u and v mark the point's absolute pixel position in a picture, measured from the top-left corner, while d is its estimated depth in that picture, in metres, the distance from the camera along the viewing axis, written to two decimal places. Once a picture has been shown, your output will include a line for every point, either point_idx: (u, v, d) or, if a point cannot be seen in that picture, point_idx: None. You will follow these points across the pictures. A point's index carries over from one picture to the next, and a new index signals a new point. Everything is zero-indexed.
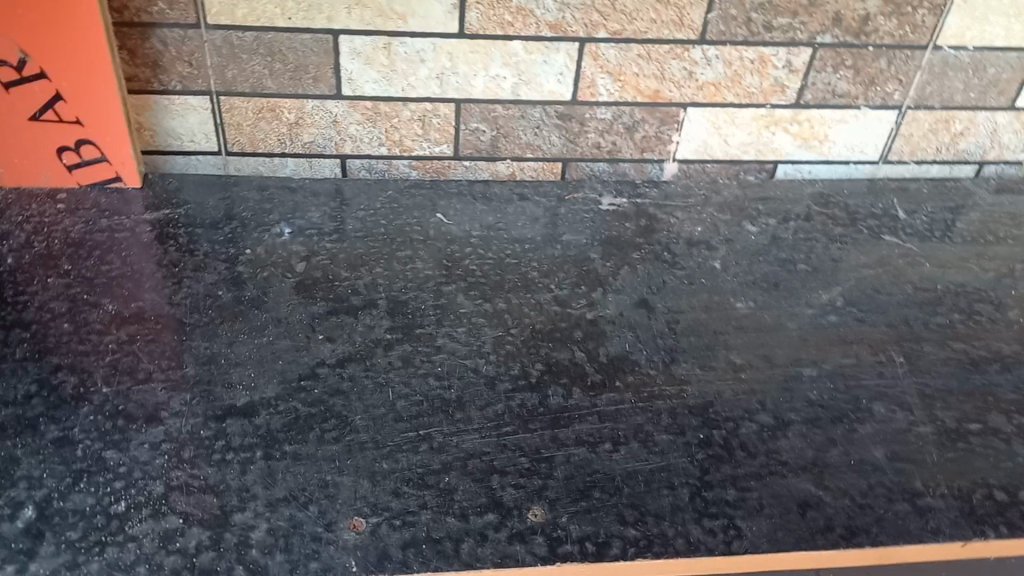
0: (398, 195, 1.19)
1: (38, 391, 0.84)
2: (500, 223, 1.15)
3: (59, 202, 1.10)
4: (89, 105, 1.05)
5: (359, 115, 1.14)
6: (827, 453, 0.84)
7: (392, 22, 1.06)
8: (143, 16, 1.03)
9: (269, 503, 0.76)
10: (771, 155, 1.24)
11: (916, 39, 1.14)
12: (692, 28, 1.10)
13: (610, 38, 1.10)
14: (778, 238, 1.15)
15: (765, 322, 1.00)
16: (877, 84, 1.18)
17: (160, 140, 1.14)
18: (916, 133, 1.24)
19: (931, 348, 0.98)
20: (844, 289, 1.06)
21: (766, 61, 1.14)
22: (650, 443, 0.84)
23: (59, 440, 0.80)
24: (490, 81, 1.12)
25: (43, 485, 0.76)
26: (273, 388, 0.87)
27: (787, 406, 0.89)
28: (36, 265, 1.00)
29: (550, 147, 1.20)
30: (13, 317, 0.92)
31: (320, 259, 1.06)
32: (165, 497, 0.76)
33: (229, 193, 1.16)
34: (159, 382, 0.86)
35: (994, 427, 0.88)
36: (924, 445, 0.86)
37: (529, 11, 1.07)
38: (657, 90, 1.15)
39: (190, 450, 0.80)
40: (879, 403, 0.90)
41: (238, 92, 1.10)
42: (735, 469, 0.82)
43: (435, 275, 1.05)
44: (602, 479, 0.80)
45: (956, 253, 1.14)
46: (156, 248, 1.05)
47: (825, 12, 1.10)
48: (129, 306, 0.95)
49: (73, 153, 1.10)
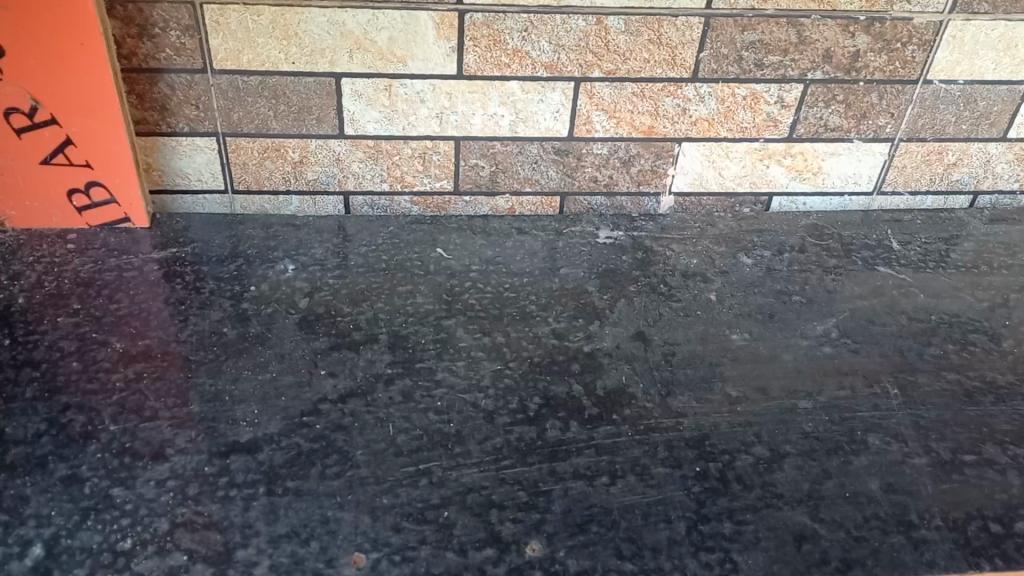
0: (399, 230, 1.21)
1: (47, 430, 0.86)
2: (499, 257, 1.17)
3: (69, 242, 1.13)
4: (99, 149, 1.08)
5: (361, 153, 1.17)
6: (821, 485, 0.85)
7: (391, 64, 1.09)
8: (151, 61, 1.06)
9: (272, 539, 0.77)
10: (766, 187, 1.26)
11: (906, 73, 1.16)
12: (685, 66, 1.12)
13: (605, 77, 1.12)
14: (773, 269, 1.17)
15: (760, 354, 1.02)
16: (870, 118, 1.20)
17: (168, 180, 1.17)
18: (909, 164, 1.26)
19: (925, 379, 0.99)
20: (839, 320, 1.08)
21: (758, 96, 1.16)
22: (647, 476, 0.86)
23: (67, 478, 0.82)
24: (488, 119, 1.15)
25: (52, 523, 0.78)
26: (276, 424, 0.89)
27: (783, 438, 0.90)
28: (46, 304, 1.02)
29: (548, 182, 1.22)
30: (23, 357, 0.94)
31: (323, 295, 1.08)
32: (170, 534, 0.77)
33: (235, 230, 1.18)
34: (165, 419, 0.88)
35: (988, 457, 0.89)
36: (918, 476, 0.87)
37: (526, 52, 1.09)
38: (652, 126, 1.18)
39: (195, 487, 0.82)
40: (874, 435, 0.91)
41: (243, 133, 1.13)
42: (731, 502, 0.83)
43: (436, 309, 1.07)
44: (600, 512, 0.82)
45: (950, 283, 1.15)
46: (163, 286, 1.07)
47: (815, 49, 1.12)
48: (136, 344, 0.98)
49: (83, 195, 1.13)
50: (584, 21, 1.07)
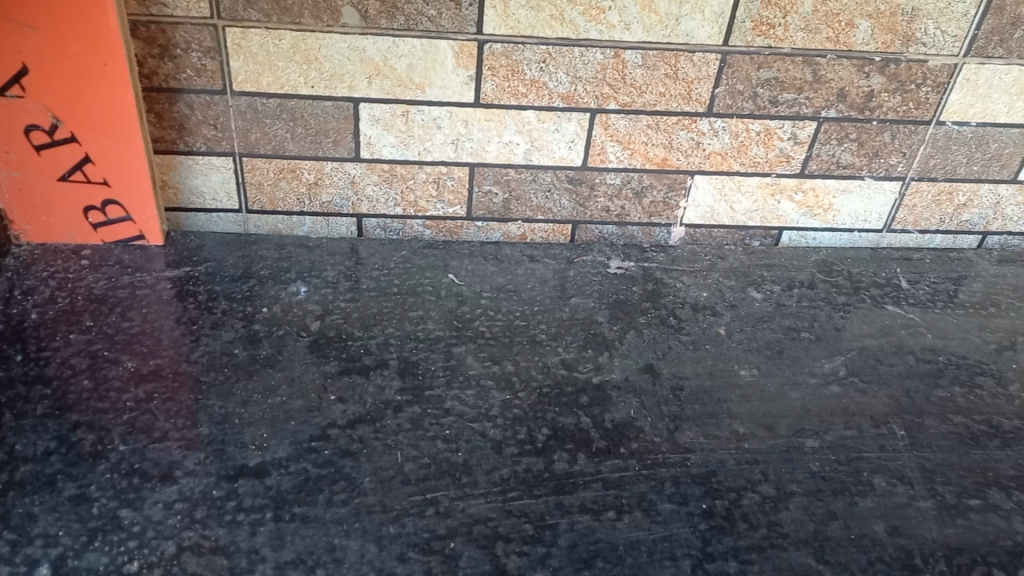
0: (412, 254, 1.22)
1: (57, 448, 0.87)
2: (510, 284, 1.18)
3: (83, 258, 1.14)
4: (116, 167, 1.09)
5: (376, 177, 1.18)
6: (826, 526, 0.86)
7: (409, 91, 1.10)
8: (172, 82, 1.07)
9: (278, 566, 0.78)
10: (776, 222, 1.27)
11: (919, 114, 1.17)
12: (700, 101, 1.13)
13: (620, 109, 1.13)
14: (782, 305, 1.18)
15: (768, 391, 1.02)
16: (881, 156, 1.20)
17: (182, 198, 1.18)
18: (920, 204, 1.26)
19: (931, 422, 0.99)
20: (847, 358, 1.08)
21: (772, 132, 1.17)
22: (653, 512, 0.86)
23: (76, 498, 0.82)
24: (503, 147, 1.16)
25: (60, 542, 0.78)
26: (285, 448, 0.89)
27: (789, 477, 0.91)
28: (60, 320, 1.03)
29: (561, 210, 1.23)
30: (35, 373, 0.95)
31: (334, 318, 1.08)
32: (177, 557, 0.78)
33: (248, 250, 1.19)
34: (175, 440, 0.89)
35: (994, 503, 0.90)
36: (923, 520, 0.87)
37: (543, 83, 1.10)
38: (665, 158, 1.18)
39: (203, 510, 0.82)
40: (880, 476, 0.92)
41: (259, 154, 1.14)
42: (736, 541, 0.83)
43: (446, 336, 1.07)
44: (605, 548, 0.82)
45: (958, 324, 1.16)
46: (176, 305, 1.08)
47: (830, 88, 1.13)
48: (147, 363, 0.98)
49: (98, 212, 1.13)
50: (602, 54, 1.08)
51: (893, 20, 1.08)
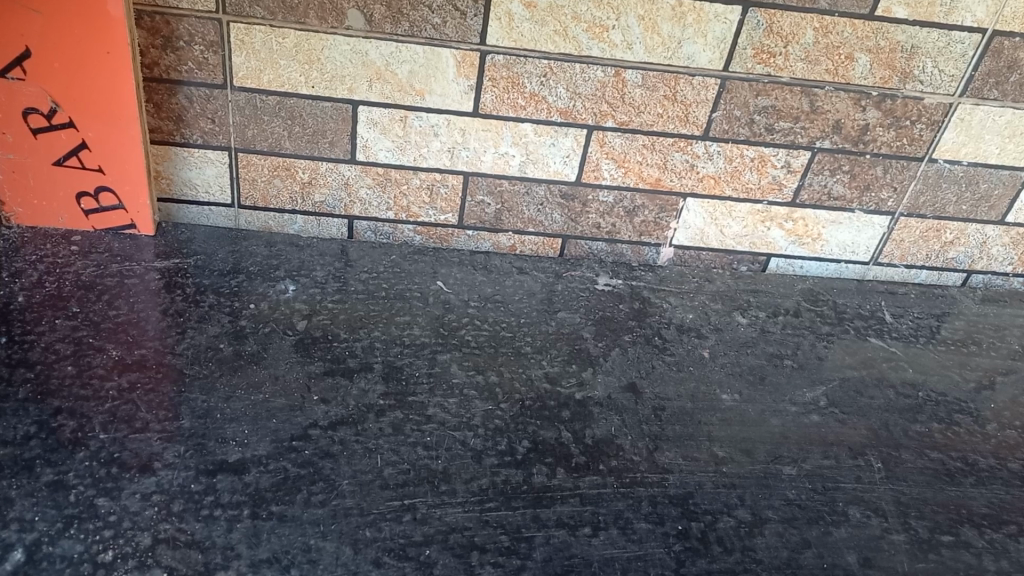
0: (402, 259, 1.22)
1: (36, 433, 0.86)
2: (498, 295, 1.18)
3: (73, 243, 1.13)
4: (113, 154, 1.09)
5: (370, 180, 1.18)
6: (800, 554, 0.86)
7: (409, 97, 1.10)
8: (172, 73, 1.07)
9: (252, 564, 0.77)
10: (766, 249, 1.28)
11: (912, 150, 1.18)
12: (697, 124, 1.14)
13: (617, 128, 1.14)
14: (767, 331, 1.18)
15: (749, 416, 1.03)
16: (872, 190, 1.22)
17: (176, 189, 1.18)
18: (907, 239, 1.28)
19: (908, 456, 1.00)
20: (828, 387, 1.09)
21: (765, 160, 1.18)
22: (629, 530, 0.86)
23: (53, 484, 0.81)
24: (499, 157, 1.16)
25: (34, 528, 0.77)
26: (265, 446, 0.89)
27: (765, 503, 0.91)
28: (46, 305, 1.02)
29: (552, 224, 1.24)
30: (19, 356, 0.94)
31: (321, 319, 1.08)
32: (152, 549, 0.77)
33: (238, 245, 1.19)
34: (155, 432, 0.88)
35: (965, 539, 0.91)
36: (896, 553, 0.88)
37: (542, 97, 1.11)
38: (659, 178, 1.19)
39: (180, 504, 0.82)
40: (855, 507, 0.92)
41: (256, 150, 1.14)
42: (710, 564, 0.84)
43: (432, 342, 1.07)
44: (580, 563, 0.82)
45: (939, 361, 1.17)
46: (163, 296, 1.07)
47: (826, 119, 1.14)
48: (132, 353, 0.98)
49: (91, 199, 1.13)
50: (603, 72, 1.09)
51: (891, 57, 1.10)
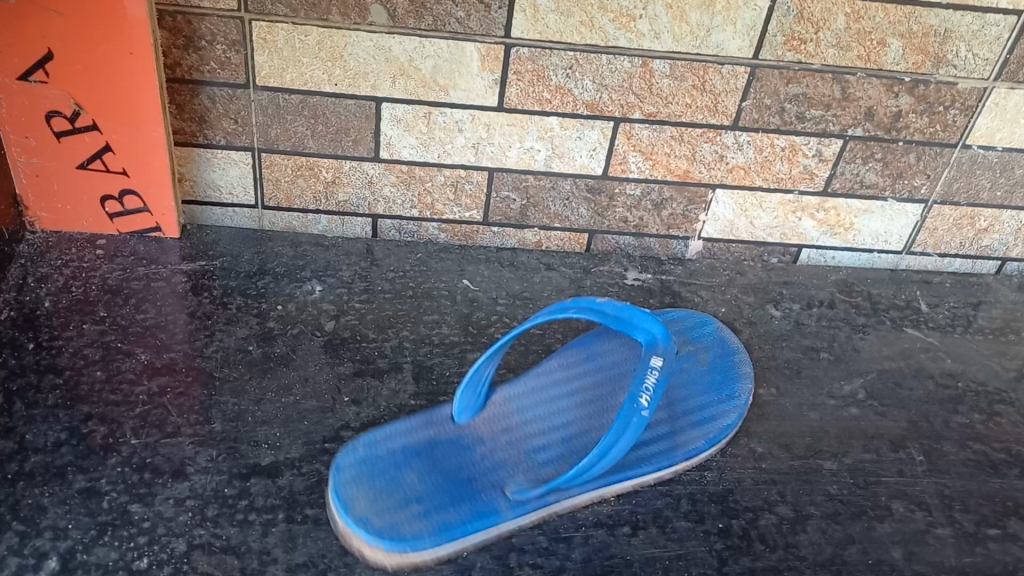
0: (428, 258, 1.21)
1: (67, 439, 0.85)
2: (527, 292, 1.17)
3: (97, 247, 1.12)
4: (136, 157, 1.08)
5: (394, 178, 1.16)
6: (844, 550, 0.84)
7: (433, 92, 1.08)
8: (195, 73, 1.05)
9: (288, 568, 0.76)
10: (796, 240, 1.26)
11: (946, 137, 1.16)
12: (726, 114, 1.12)
13: (644, 119, 1.12)
14: (801, 323, 1.16)
15: (786, 410, 1.01)
16: (905, 177, 1.20)
17: (199, 191, 1.17)
18: (941, 227, 1.25)
19: (950, 448, 0.98)
20: (865, 380, 1.07)
21: (796, 149, 1.16)
22: (669, 529, 0.85)
23: (86, 491, 0.81)
24: (525, 152, 1.15)
25: (68, 536, 0.76)
26: (298, 449, 0.88)
27: (807, 499, 0.89)
28: (73, 309, 1.01)
29: (579, 219, 1.22)
30: (47, 362, 0.94)
31: (349, 319, 1.07)
32: (187, 556, 0.76)
33: (263, 246, 1.18)
34: (187, 436, 0.87)
35: (1012, 532, 0.89)
36: (942, 548, 0.86)
37: (568, 89, 1.09)
38: (687, 170, 1.17)
39: (214, 509, 0.81)
40: (899, 501, 0.90)
41: (279, 150, 1.13)
42: (753, 562, 0.82)
43: (461, 341, 1.06)
44: (620, 563, 0.81)
45: (977, 350, 1.15)
46: (190, 298, 1.06)
47: (858, 106, 1.12)
48: (160, 357, 0.97)
49: (115, 202, 1.12)
50: (630, 62, 1.07)
51: (924, 41, 1.07)
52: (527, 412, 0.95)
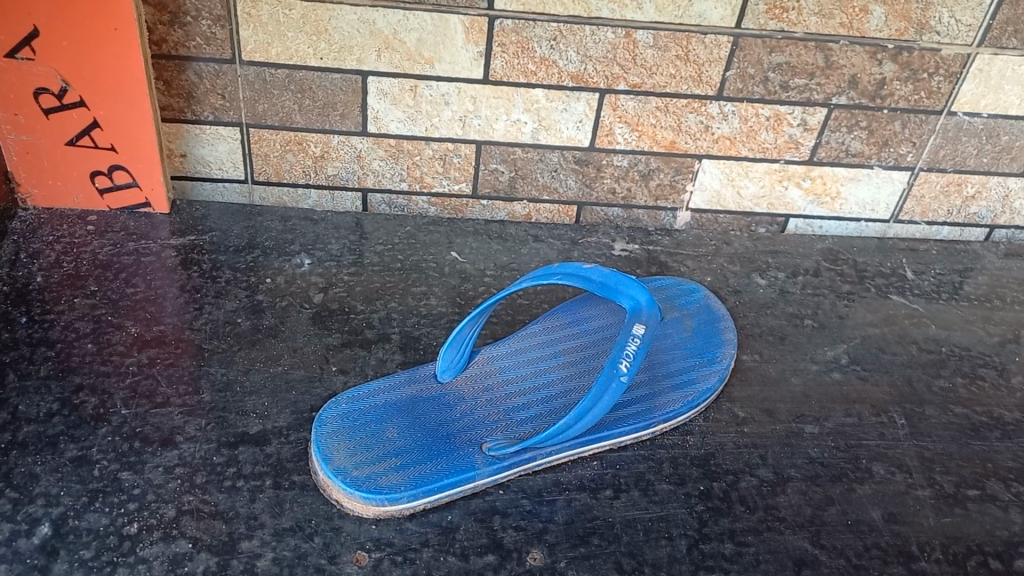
0: (416, 231, 1.22)
1: (59, 410, 0.87)
2: (514, 263, 1.18)
3: (88, 223, 1.14)
4: (125, 133, 1.09)
5: (382, 152, 1.17)
6: (824, 511, 0.86)
7: (418, 65, 1.09)
8: (181, 49, 1.06)
9: (275, 533, 0.78)
10: (784, 209, 1.27)
11: (931, 104, 1.16)
12: (710, 84, 1.13)
13: (629, 90, 1.13)
14: (787, 292, 1.17)
15: (769, 375, 1.02)
16: (891, 146, 1.20)
17: (189, 167, 1.18)
18: (927, 195, 1.26)
19: (932, 411, 0.99)
20: (849, 346, 1.08)
21: (782, 118, 1.16)
22: (651, 492, 0.86)
23: (77, 459, 0.82)
24: (511, 125, 1.15)
25: (60, 503, 0.78)
26: (286, 418, 0.89)
27: (788, 462, 0.91)
28: (64, 285, 1.03)
29: (566, 190, 1.23)
30: (39, 335, 0.95)
31: (337, 291, 1.08)
32: (176, 521, 0.78)
33: (253, 221, 1.19)
34: (176, 406, 0.89)
35: (991, 493, 0.90)
36: (921, 508, 0.87)
37: (553, 61, 1.10)
38: (673, 141, 1.18)
39: (202, 476, 0.82)
40: (879, 464, 0.92)
41: (266, 125, 1.13)
42: (733, 523, 0.84)
43: (449, 312, 1.07)
44: (602, 525, 0.82)
45: (963, 316, 1.16)
46: (180, 273, 1.08)
47: (842, 74, 1.12)
48: (151, 329, 0.98)
49: (105, 178, 1.14)
50: (613, 33, 1.07)
51: (907, 7, 1.07)
52: (510, 372, 0.97)
